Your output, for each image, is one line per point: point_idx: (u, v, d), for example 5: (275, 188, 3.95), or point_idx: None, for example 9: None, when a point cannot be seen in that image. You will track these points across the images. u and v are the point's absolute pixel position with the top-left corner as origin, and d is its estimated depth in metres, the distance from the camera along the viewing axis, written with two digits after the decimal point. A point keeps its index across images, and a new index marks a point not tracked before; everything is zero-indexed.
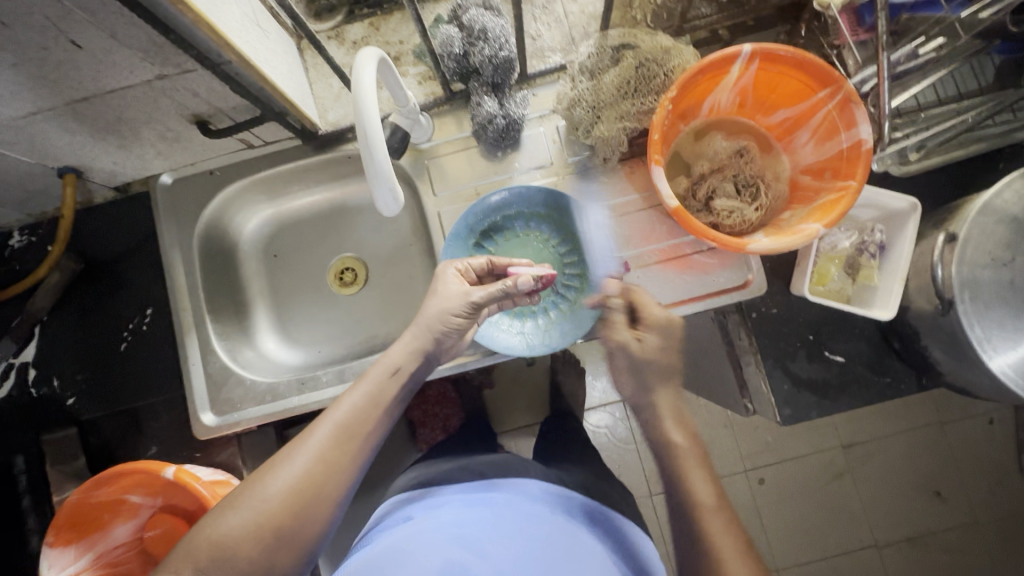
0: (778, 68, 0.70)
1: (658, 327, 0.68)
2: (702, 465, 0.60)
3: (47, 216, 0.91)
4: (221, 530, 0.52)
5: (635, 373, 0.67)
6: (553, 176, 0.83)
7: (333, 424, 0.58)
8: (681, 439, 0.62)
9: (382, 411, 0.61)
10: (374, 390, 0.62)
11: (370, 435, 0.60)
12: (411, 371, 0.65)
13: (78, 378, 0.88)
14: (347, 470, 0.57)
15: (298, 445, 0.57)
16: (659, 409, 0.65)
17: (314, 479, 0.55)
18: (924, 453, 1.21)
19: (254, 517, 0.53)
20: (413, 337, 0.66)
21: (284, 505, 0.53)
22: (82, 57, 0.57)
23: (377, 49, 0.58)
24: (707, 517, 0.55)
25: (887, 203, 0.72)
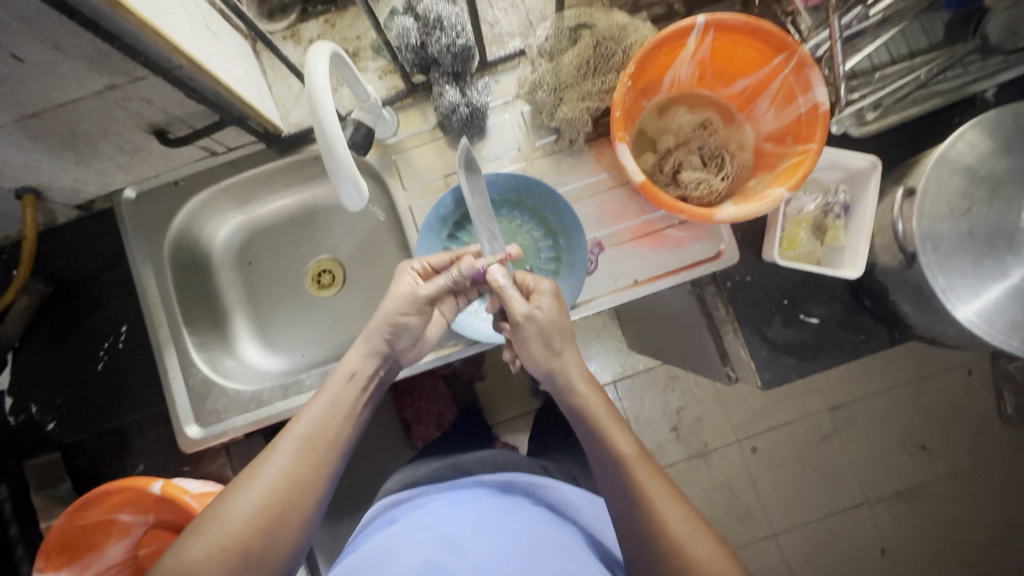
0: (733, 37, 0.71)
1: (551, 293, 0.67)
2: (613, 415, 0.62)
3: (10, 240, 0.89)
4: (189, 555, 0.52)
5: (544, 339, 0.65)
6: (522, 161, 0.83)
7: (297, 436, 0.60)
8: (593, 398, 0.63)
9: (344, 418, 0.64)
10: (335, 399, 0.64)
11: (335, 443, 0.62)
12: (366, 376, 0.67)
13: (57, 402, 0.87)
14: (315, 479, 0.59)
15: (262, 460, 0.58)
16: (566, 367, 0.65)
17: (281, 491, 0.57)
18: (908, 408, 1.24)
19: (224, 537, 0.53)
20: (365, 344, 0.68)
21: (252, 522, 0.54)
22: (26, 71, 0.55)
23: (329, 43, 0.58)
24: (634, 467, 0.58)
25: (849, 163, 0.74)
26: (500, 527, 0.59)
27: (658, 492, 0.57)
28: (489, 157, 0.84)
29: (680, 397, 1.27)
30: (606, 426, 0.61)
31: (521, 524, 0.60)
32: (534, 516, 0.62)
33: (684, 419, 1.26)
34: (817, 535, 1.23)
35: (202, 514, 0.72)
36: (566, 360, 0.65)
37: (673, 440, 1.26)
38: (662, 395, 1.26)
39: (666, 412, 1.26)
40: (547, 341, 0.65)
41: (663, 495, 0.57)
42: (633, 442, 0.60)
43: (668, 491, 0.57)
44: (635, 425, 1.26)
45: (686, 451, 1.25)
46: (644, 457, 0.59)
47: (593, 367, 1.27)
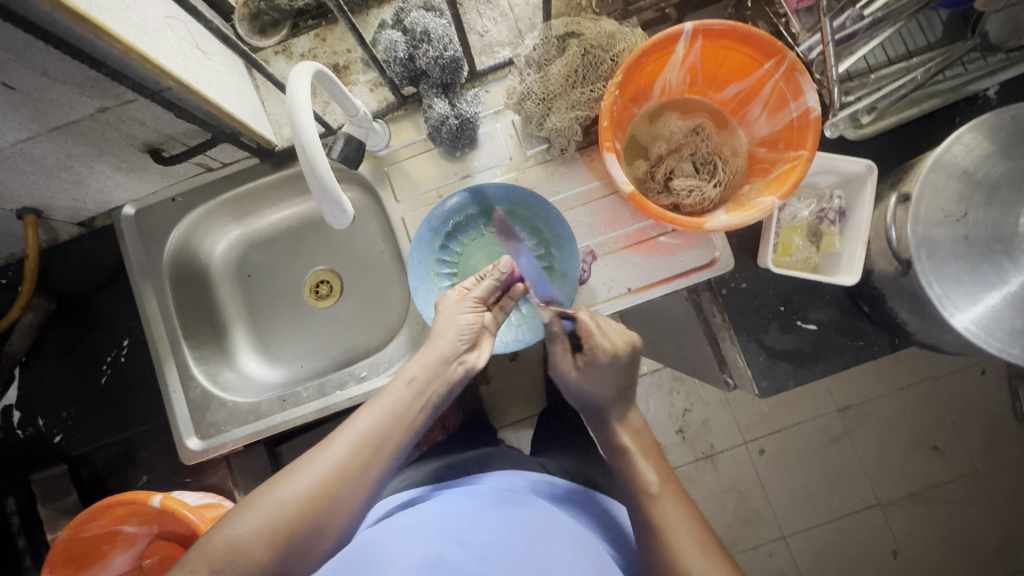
0: (722, 43, 0.70)
1: (602, 360, 0.66)
2: (650, 453, 0.63)
3: (15, 258, 0.91)
4: (237, 532, 0.50)
5: (576, 395, 0.69)
6: (514, 170, 0.83)
7: (356, 434, 0.56)
8: (630, 441, 0.64)
9: (403, 422, 0.58)
10: (396, 402, 0.58)
11: (393, 447, 0.57)
12: (429, 383, 0.61)
13: (63, 415, 0.89)
14: (365, 482, 0.55)
15: (317, 451, 0.55)
16: (608, 414, 0.66)
17: (332, 486, 0.53)
18: (920, 409, 1.22)
19: (270, 521, 0.51)
20: (432, 347, 0.63)
21: (299, 511, 0.52)
22: (16, 98, 0.56)
23: (312, 63, 0.58)
24: (660, 498, 0.58)
25: (844, 167, 0.72)
26: (496, 520, 0.58)
27: (681, 522, 0.57)
28: (481, 167, 0.84)
29: (685, 398, 1.25)
30: (636, 460, 0.62)
31: (517, 516, 0.59)
32: (528, 511, 0.61)
33: (690, 421, 1.25)
34: (828, 538, 1.21)
35: (201, 527, 0.73)
36: (608, 408, 0.66)
37: (679, 443, 1.25)
38: (667, 398, 1.25)
39: (671, 414, 1.25)
40: (579, 395, 0.68)
41: (684, 525, 0.56)
42: (661, 472, 0.60)
43: (692, 523, 0.57)
44: None
45: (693, 453, 1.24)
46: (672, 488, 0.60)
47: None
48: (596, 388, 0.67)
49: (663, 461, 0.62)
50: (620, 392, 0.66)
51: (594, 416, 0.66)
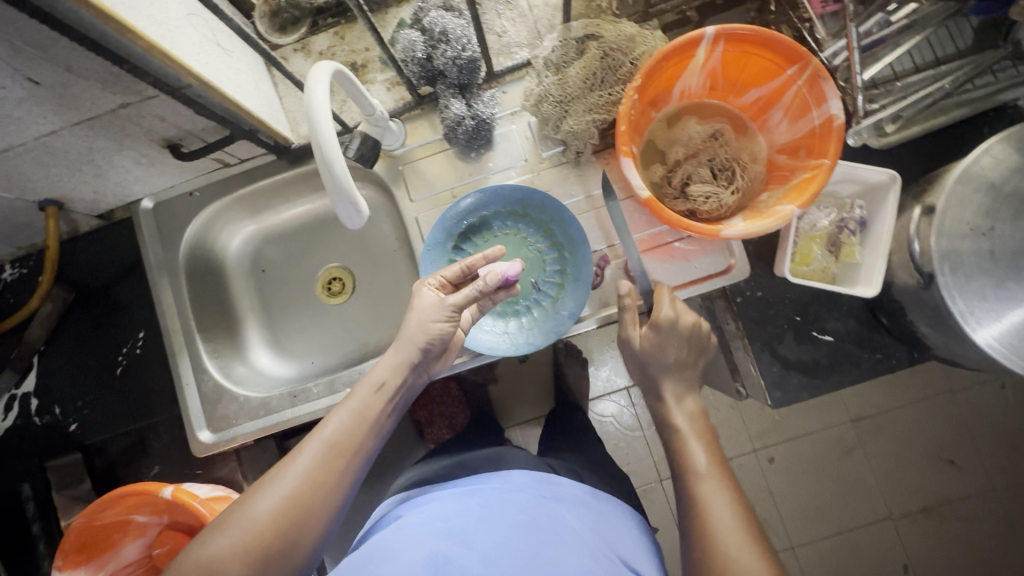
0: (744, 48, 0.69)
1: (662, 326, 0.68)
2: (703, 438, 0.63)
3: (36, 248, 0.92)
4: (210, 550, 0.49)
5: (639, 368, 0.70)
6: (529, 172, 0.83)
7: (323, 442, 0.56)
8: (682, 422, 0.65)
9: (370, 427, 0.59)
10: (362, 407, 0.59)
11: (360, 451, 0.58)
12: (396, 388, 0.62)
13: (79, 404, 0.90)
14: (337, 488, 0.55)
15: (287, 461, 0.54)
16: (664, 396, 0.67)
17: (304, 495, 0.53)
18: (936, 422, 1.19)
19: (243, 536, 0.50)
20: (396, 353, 0.64)
21: (272, 523, 0.51)
22: (41, 92, 0.57)
23: (332, 62, 0.58)
24: (705, 481, 0.58)
25: (866, 177, 0.71)
26: (502, 520, 0.58)
27: (725, 505, 0.56)
28: (496, 168, 0.83)
29: None
30: (689, 444, 0.63)
31: (524, 518, 0.59)
32: (534, 513, 0.61)
33: None
34: (838, 549, 1.19)
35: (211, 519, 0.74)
36: (671, 382, 0.68)
37: None
38: None
39: None
40: (644, 367, 0.69)
41: (728, 508, 0.55)
42: (710, 455, 0.61)
43: (737, 507, 0.56)
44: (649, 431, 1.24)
45: None
46: (719, 472, 0.60)
47: (607, 372, 1.24)
48: (665, 359, 0.68)
49: (715, 447, 0.63)
50: (685, 374, 0.69)
51: (654, 394, 0.69)
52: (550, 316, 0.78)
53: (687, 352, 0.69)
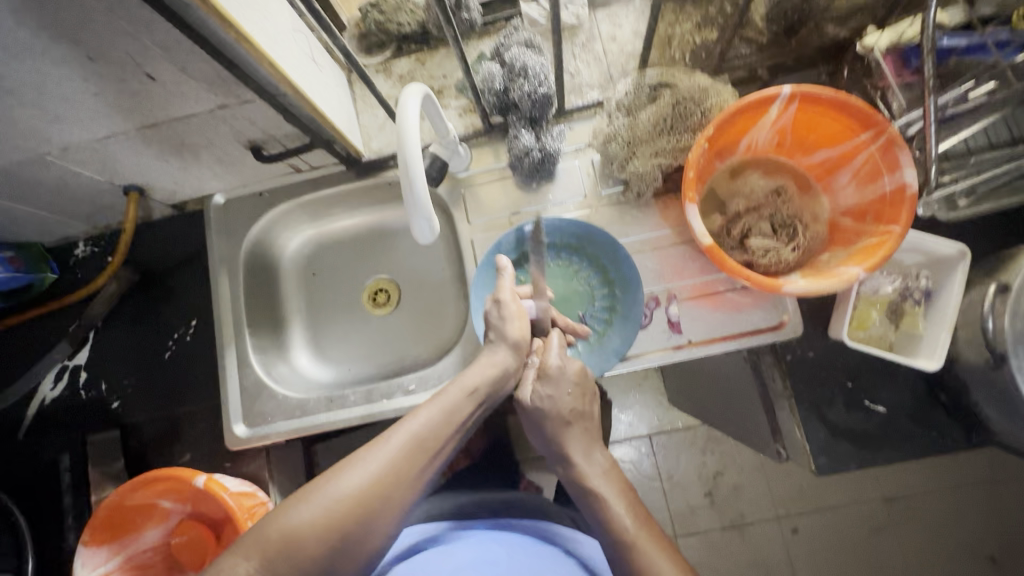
0: (819, 109, 0.70)
1: (551, 377, 0.66)
2: (625, 496, 0.59)
3: (111, 229, 0.98)
4: (294, 519, 0.50)
5: (536, 428, 0.66)
6: (587, 208, 0.84)
7: (410, 435, 0.57)
8: (602, 484, 0.60)
9: (453, 431, 0.60)
10: (448, 408, 0.60)
11: (440, 452, 0.58)
12: (486, 395, 0.63)
13: (125, 383, 0.93)
14: (413, 484, 0.56)
15: (372, 449, 0.56)
16: (569, 453, 0.64)
17: (384, 485, 0.54)
18: (978, 513, 1.11)
19: (326, 512, 0.51)
20: (488, 364, 0.65)
21: (354, 504, 0.52)
22: (155, 88, 0.62)
23: (421, 84, 0.61)
24: (641, 545, 0.54)
25: (934, 249, 0.70)
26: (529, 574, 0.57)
27: (661, 561, 0.52)
28: (555, 201, 0.85)
29: (719, 460, 1.19)
30: (612, 506, 0.58)
31: None
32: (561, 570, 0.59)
33: (721, 485, 1.18)
34: None
35: (237, 513, 0.74)
36: (572, 434, 0.64)
37: (706, 506, 1.18)
38: (699, 457, 1.19)
39: (702, 474, 1.19)
40: (542, 429, 0.65)
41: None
42: (633, 512, 0.57)
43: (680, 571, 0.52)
44: (668, 483, 1.19)
45: (720, 520, 1.17)
46: (650, 531, 0.55)
47: (629, 416, 1.22)
48: (559, 408, 0.65)
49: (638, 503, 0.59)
50: (585, 425, 0.66)
51: (559, 457, 0.64)
52: (594, 352, 0.79)
53: (584, 400, 0.67)
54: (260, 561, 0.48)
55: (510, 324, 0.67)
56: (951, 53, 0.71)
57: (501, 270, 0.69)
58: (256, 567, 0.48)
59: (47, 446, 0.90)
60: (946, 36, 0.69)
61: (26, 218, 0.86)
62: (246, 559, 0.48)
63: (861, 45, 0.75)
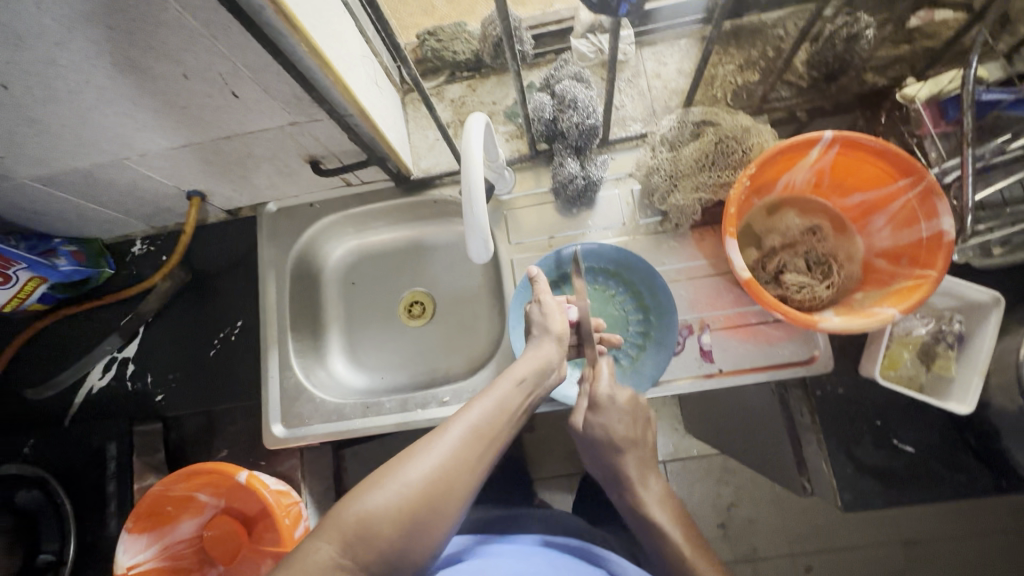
0: (858, 155, 0.72)
1: (605, 406, 0.67)
2: (680, 521, 0.61)
3: (167, 230, 1.03)
4: (368, 507, 0.48)
5: (590, 451, 0.68)
6: (625, 236, 0.87)
7: (468, 424, 0.56)
8: (656, 510, 0.62)
9: (509, 420, 0.60)
10: (503, 398, 0.60)
11: (497, 442, 0.58)
12: (534, 386, 0.63)
13: (169, 377, 0.97)
14: (477, 473, 0.55)
15: (435, 437, 0.55)
16: (624, 475, 0.65)
17: (451, 474, 0.53)
18: (998, 565, 1.10)
19: (399, 500, 0.49)
20: (535, 356, 0.66)
21: (423, 493, 0.50)
22: (236, 104, 0.66)
23: (484, 114, 0.65)
24: (699, 571, 0.55)
25: (968, 295, 0.71)
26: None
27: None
28: (595, 227, 0.88)
29: (735, 492, 1.19)
30: (668, 532, 0.59)
31: None
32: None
33: (735, 517, 1.18)
34: None
35: (275, 510, 0.77)
36: (626, 462, 0.65)
37: (719, 538, 1.17)
38: (714, 488, 1.19)
39: (716, 505, 1.19)
40: (597, 455, 0.67)
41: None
42: (688, 536, 0.59)
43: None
44: None
45: (733, 553, 1.17)
46: (706, 557, 0.57)
47: None
48: (613, 435, 0.66)
49: (692, 527, 0.61)
50: (639, 452, 0.66)
51: (614, 480, 0.66)
52: (628, 375, 0.81)
53: (636, 427, 0.67)
54: (338, 549, 0.46)
55: (550, 320, 0.70)
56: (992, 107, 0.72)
57: (536, 277, 0.73)
58: (334, 554, 0.46)
59: None
60: (986, 89, 0.70)
61: (93, 215, 0.91)
62: (324, 546, 0.46)
63: (903, 95, 0.78)
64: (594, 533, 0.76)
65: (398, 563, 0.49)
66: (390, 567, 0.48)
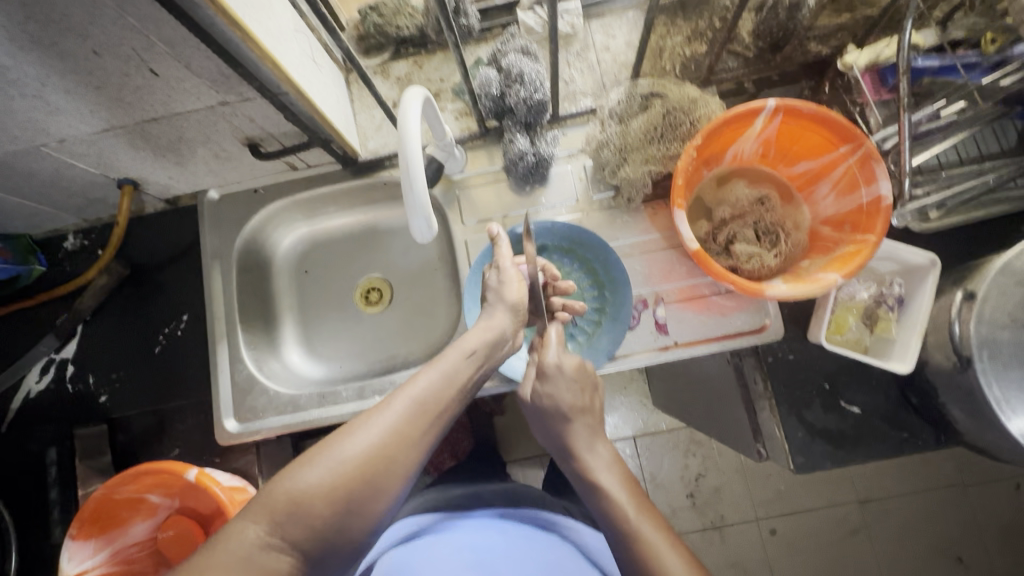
0: (802, 122, 0.73)
1: (551, 370, 0.66)
2: (631, 487, 0.59)
3: (102, 222, 0.98)
4: (300, 485, 0.48)
5: (541, 422, 0.67)
6: (578, 213, 0.86)
7: (411, 398, 0.55)
8: (605, 478, 0.60)
9: (456, 392, 0.59)
10: (451, 370, 0.60)
11: (442, 416, 0.57)
12: (484, 358, 0.63)
13: (113, 377, 0.93)
14: (420, 447, 0.54)
15: (376, 412, 0.54)
16: (574, 445, 0.63)
17: (390, 449, 0.52)
18: (945, 515, 1.16)
19: (333, 476, 0.49)
20: (486, 328, 0.66)
21: (361, 470, 0.50)
22: (157, 84, 0.62)
23: (422, 88, 0.63)
24: (643, 535, 0.54)
25: (907, 258, 0.74)
26: (528, 560, 0.59)
27: (668, 551, 0.52)
28: (548, 204, 0.87)
29: (701, 463, 1.22)
30: (613, 495, 0.58)
31: (548, 561, 0.59)
32: (557, 554, 0.61)
33: (702, 487, 1.21)
34: None
35: (228, 507, 0.74)
36: (575, 429, 0.64)
37: (687, 507, 1.20)
38: (681, 460, 1.22)
39: (684, 476, 1.22)
40: (546, 425, 0.66)
41: (682, 569, 0.51)
42: (635, 499, 0.57)
43: (684, 559, 0.52)
44: (651, 485, 1.21)
45: (701, 522, 1.20)
46: (652, 520, 0.56)
47: (615, 419, 1.24)
48: (560, 405, 0.65)
49: (641, 493, 0.59)
50: (588, 420, 0.65)
51: (562, 450, 0.64)
52: (583, 351, 0.81)
53: (584, 395, 0.67)
54: (266, 528, 0.46)
55: (507, 287, 0.70)
56: (924, 74, 0.73)
57: (497, 239, 0.72)
58: (262, 534, 0.46)
59: (35, 439, 0.91)
60: (921, 55, 0.72)
61: (16, 209, 0.85)
62: (253, 526, 0.46)
63: (843, 62, 0.78)
64: (557, 503, 0.76)
65: (333, 538, 0.49)
66: (325, 542, 0.48)
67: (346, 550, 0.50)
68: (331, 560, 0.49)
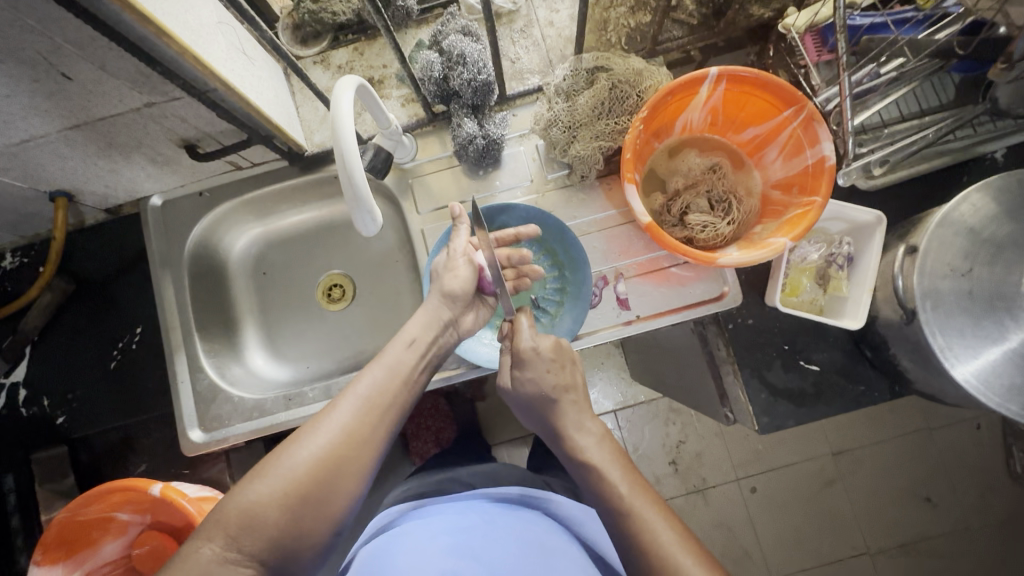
0: (744, 88, 0.73)
1: (524, 356, 0.65)
2: (620, 461, 0.58)
3: (40, 238, 0.94)
4: (250, 497, 0.48)
5: (527, 407, 0.65)
6: (534, 193, 0.86)
7: (359, 397, 0.55)
8: (596, 456, 0.58)
9: (404, 384, 0.59)
10: (395, 363, 0.59)
11: (394, 410, 0.57)
12: (427, 346, 0.62)
13: (68, 397, 0.90)
14: (373, 443, 0.54)
15: (323, 416, 0.53)
16: (564, 424, 0.62)
17: (342, 450, 0.52)
18: (914, 459, 1.21)
19: (283, 484, 0.49)
20: (427, 314, 0.65)
21: (312, 474, 0.50)
22: (73, 88, 0.59)
23: (356, 76, 0.61)
24: (637, 510, 0.53)
25: (854, 216, 0.75)
26: (505, 536, 0.60)
27: (663, 525, 0.52)
28: (503, 187, 0.86)
29: (681, 430, 1.24)
30: (606, 474, 0.57)
31: (528, 535, 0.60)
32: (536, 527, 0.63)
33: (684, 453, 1.24)
34: None
35: (197, 519, 0.73)
36: (561, 408, 0.63)
37: (671, 474, 1.23)
38: (662, 428, 1.24)
39: (665, 444, 1.24)
40: (535, 408, 0.64)
41: (672, 538, 0.51)
42: (626, 475, 0.56)
43: (677, 532, 0.52)
44: (634, 456, 1.23)
45: (685, 486, 1.23)
46: (643, 493, 0.55)
47: (594, 394, 1.26)
48: (542, 387, 0.63)
49: (629, 463, 0.59)
50: (572, 397, 0.64)
51: (552, 429, 0.63)
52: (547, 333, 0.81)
53: (565, 372, 0.65)
54: (222, 543, 0.46)
55: (448, 273, 0.68)
56: (859, 31, 0.74)
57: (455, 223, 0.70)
58: (218, 549, 0.45)
59: None
60: (857, 13, 0.74)
61: None
62: (208, 543, 0.46)
63: (783, 24, 0.77)
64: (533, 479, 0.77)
65: (291, 545, 0.49)
66: (283, 549, 0.48)
67: (309, 552, 0.50)
68: (292, 563, 0.49)
